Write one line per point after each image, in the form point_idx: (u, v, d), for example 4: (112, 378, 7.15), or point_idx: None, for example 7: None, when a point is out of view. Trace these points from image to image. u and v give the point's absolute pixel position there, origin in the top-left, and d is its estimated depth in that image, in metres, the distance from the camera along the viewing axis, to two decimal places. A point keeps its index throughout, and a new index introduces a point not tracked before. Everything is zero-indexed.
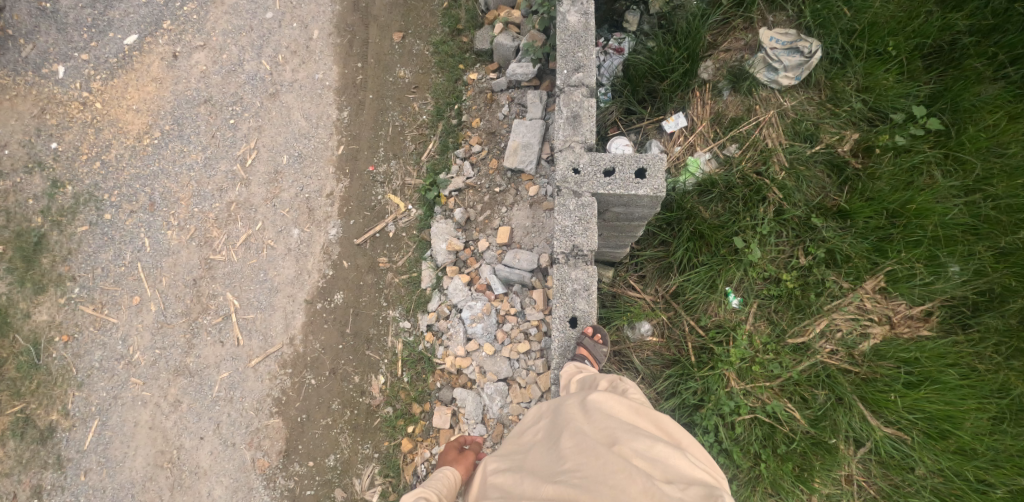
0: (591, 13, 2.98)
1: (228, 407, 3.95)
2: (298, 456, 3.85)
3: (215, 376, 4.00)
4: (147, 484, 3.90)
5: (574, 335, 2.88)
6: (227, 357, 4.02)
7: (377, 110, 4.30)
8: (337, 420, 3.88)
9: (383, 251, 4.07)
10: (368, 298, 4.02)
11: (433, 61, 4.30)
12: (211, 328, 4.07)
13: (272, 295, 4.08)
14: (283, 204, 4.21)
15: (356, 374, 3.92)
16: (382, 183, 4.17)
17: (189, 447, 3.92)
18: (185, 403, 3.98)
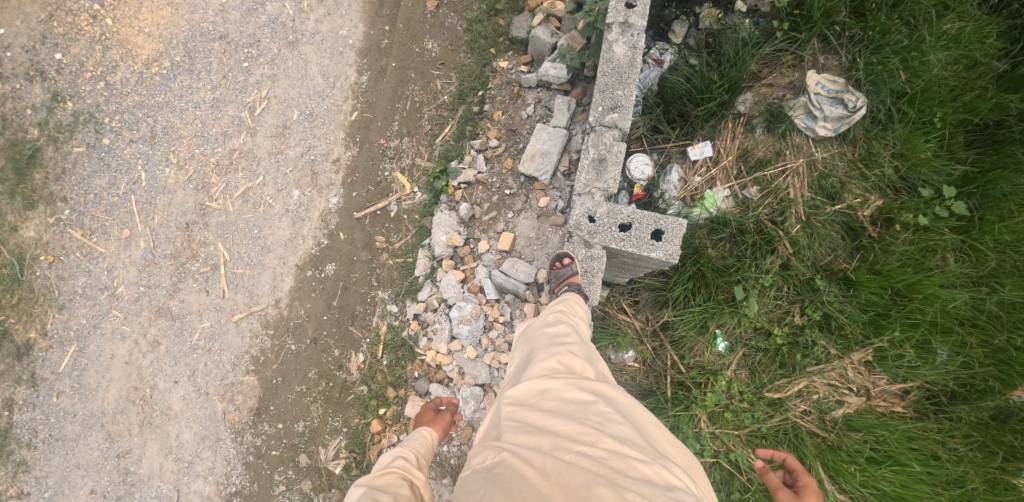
0: (640, 46, 2.86)
1: (206, 357, 3.96)
2: (269, 416, 3.88)
3: (197, 323, 3.99)
4: (117, 417, 3.93)
5: None
6: (211, 307, 4.00)
7: (398, 80, 4.13)
8: (311, 389, 3.89)
9: (382, 230, 4.01)
10: (360, 274, 3.99)
11: (464, 39, 4.12)
12: (198, 276, 4.03)
13: (264, 254, 4.03)
14: (287, 161, 4.10)
15: (336, 348, 3.92)
16: (392, 159, 4.08)
17: (162, 388, 3.94)
18: (164, 344, 3.98)
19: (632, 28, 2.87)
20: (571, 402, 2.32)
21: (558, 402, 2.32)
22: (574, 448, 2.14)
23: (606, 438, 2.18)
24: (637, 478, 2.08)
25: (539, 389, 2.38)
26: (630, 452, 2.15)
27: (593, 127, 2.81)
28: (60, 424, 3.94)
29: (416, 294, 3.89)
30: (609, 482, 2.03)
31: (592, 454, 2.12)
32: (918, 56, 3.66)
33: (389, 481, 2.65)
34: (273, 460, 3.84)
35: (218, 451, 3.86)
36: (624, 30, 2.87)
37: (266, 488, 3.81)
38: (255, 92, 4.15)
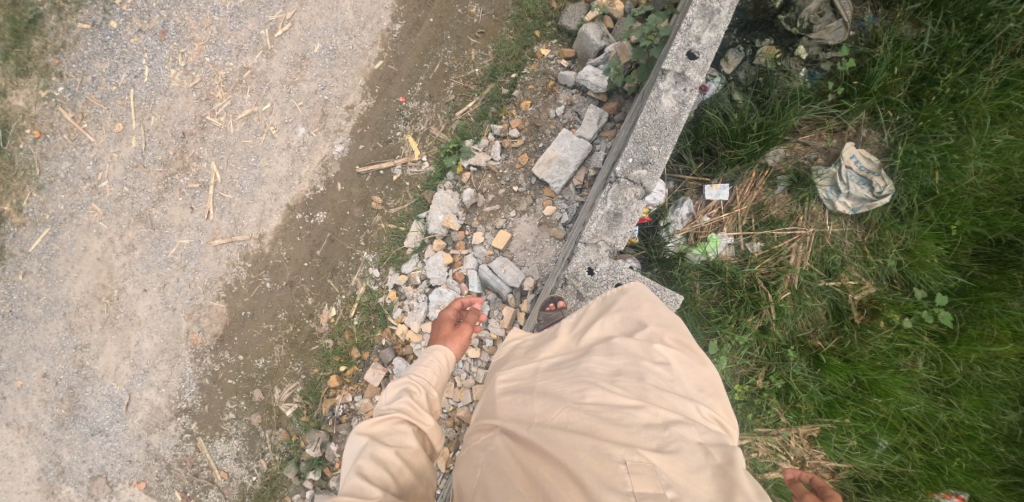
0: (689, 104, 2.82)
1: (179, 273, 3.91)
2: (231, 345, 3.88)
3: (175, 238, 3.92)
4: (80, 310, 3.88)
5: None
6: (192, 225, 3.93)
7: (430, 39, 3.97)
8: (278, 329, 3.90)
9: (381, 192, 3.94)
10: (351, 229, 3.93)
11: (509, 13, 3.95)
12: (185, 191, 3.93)
13: (257, 185, 3.95)
14: (298, 95, 3.97)
15: (310, 296, 3.90)
16: (407, 121, 3.98)
17: (130, 293, 3.89)
18: (139, 250, 3.91)
19: (687, 82, 2.82)
20: (561, 372, 2.43)
21: (546, 376, 2.44)
22: (566, 406, 2.25)
23: (594, 397, 2.26)
24: (629, 426, 2.17)
25: (530, 366, 2.52)
26: (619, 406, 2.22)
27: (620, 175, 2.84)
28: (22, 304, 3.88)
29: (400, 265, 3.86)
30: (595, 442, 2.12)
31: (580, 414, 2.21)
32: (958, 159, 3.54)
33: (389, 428, 2.30)
34: (227, 388, 3.87)
35: (175, 367, 3.87)
36: (678, 81, 2.83)
37: (215, 414, 3.85)
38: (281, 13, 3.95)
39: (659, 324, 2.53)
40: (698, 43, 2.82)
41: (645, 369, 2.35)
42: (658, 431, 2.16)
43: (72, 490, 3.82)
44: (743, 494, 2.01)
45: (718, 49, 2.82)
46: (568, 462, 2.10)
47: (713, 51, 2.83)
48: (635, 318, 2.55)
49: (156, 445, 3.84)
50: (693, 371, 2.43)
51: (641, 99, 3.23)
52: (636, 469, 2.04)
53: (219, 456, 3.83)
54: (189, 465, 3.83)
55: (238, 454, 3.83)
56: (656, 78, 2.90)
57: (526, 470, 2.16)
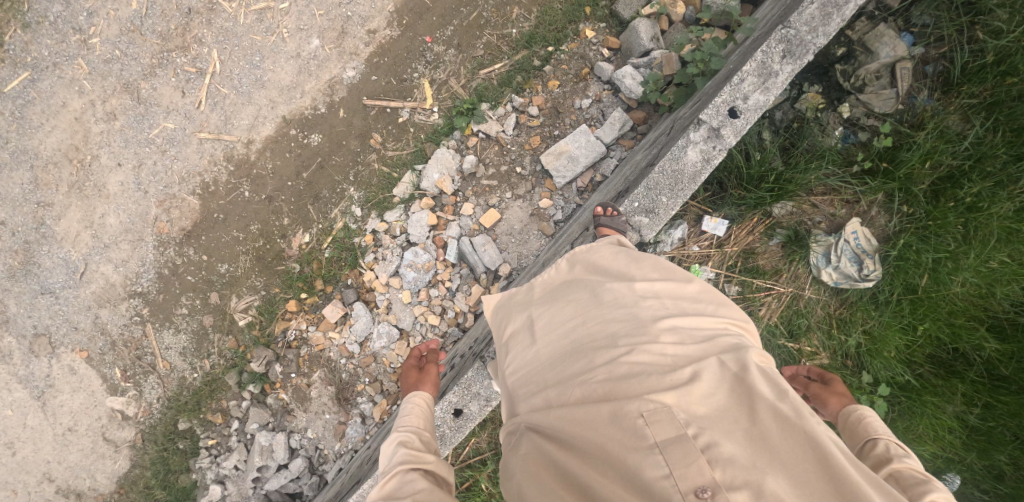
0: (714, 163, 2.70)
1: (158, 157, 3.84)
2: (198, 243, 3.92)
3: (160, 120, 3.81)
4: (49, 167, 3.78)
5: (448, 420, 2.98)
6: (181, 110, 3.81)
7: None
8: (248, 241, 3.91)
9: (383, 130, 3.82)
10: (342, 160, 3.85)
11: None
12: (180, 72, 3.77)
13: (256, 87, 3.81)
14: (321, 5, 3.78)
15: (287, 216, 3.88)
16: (427, 64, 3.81)
17: (103, 163, 3.82)
18: (120, 122, 3.79)
19: (719, 140, 2.69)
20: (550, 339, 2.32)
21: (535, 345, 2.35)
22: (570, 376, 2.13)
23: (592, 353, 2.16)
24: (634, 374, 2.03)
25: (518, 340, 2.43)
26: (614, 356, 2.11)
27: (618, 215, 2.76)
28: None
29: (383, 211, 3.80)
30: (607, 407, 1.98)
31: (584, 381, 2.09)
32: (951, 266, 3.53)
33: (401, 481, 2.19)
34: (185, 284, 3.95)
35: (137, 250, 3.91)
36: (710, 135, 2.69)
37: (169, 305, 3.96)
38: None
39: (637, 266, 2.46)
40: (744, 103, 2.66)
41: (633, 309, 2.26)
42: (666, 364, 2.05)
43: (13, 342, 3.92)
44: (760, 399, 1.92)
45: (762, 116, 2.67)
46: (584, 432, 1.98)
47: (755, 116, 2.68)
48: (610, 268, 2.48)
49: (106, 319, 3.95)
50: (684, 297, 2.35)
51: (664, 131, 3.09)
52: (654, 416, 1.89)
53: (165, 346, 3.98)
54: (133, 346, 3.97)
55: (183, 349, 3.99)
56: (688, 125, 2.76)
57: (553, 459, 2.03)
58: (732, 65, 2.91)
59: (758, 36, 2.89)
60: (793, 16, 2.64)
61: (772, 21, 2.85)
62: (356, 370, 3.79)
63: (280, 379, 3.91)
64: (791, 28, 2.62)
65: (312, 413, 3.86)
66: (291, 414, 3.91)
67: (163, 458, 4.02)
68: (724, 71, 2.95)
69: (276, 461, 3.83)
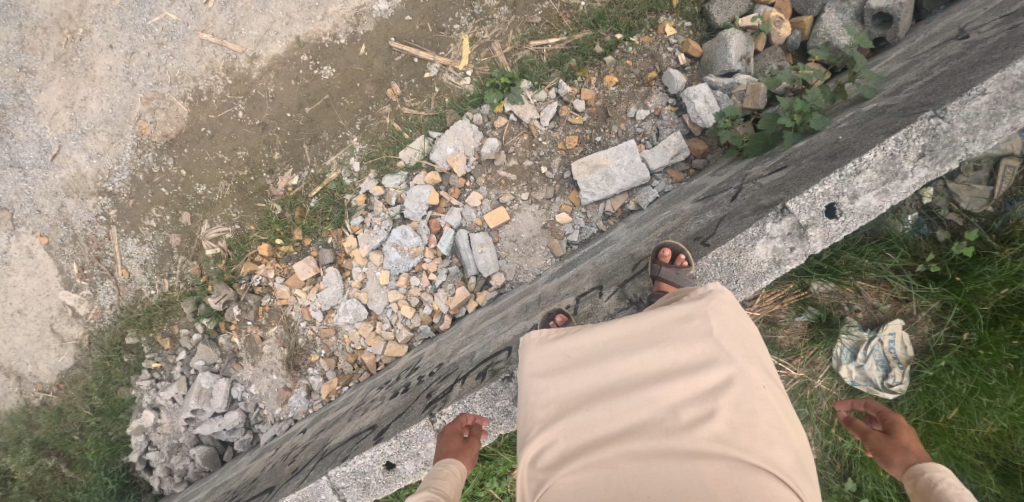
0: (784, 270, 2.16)
1: (154, 48, 3.91)
2: (178, 154, 3.97)
3: (161, 9, 3.87)
4: (38, 31, 3.88)
5: (377, 471, 2.38)
6: (188, 4, 3.85)
7: None
8: (231, 167, 3.90)
9: (404, 83, 3.45)
10: (352, 102, 3.54)
11: None
12: None
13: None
14: None
15: (278, 151, 3.75)
16: (473, 17, 3.35)
17: (93, 39, 3.90)
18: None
19: (801, 241, 2.14)
20: (608, 425, 1.90)
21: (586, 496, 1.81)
22: None
23: None
24: None
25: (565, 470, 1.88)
26: None
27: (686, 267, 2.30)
28: None
29: (382, 174, 3.43)
30: None
31: None
32: (999, 405, 2.83)
33: None
34: (158, 196, 4.00)
35: (114, 147, 3.98)
36: (792, 231, 2.14)
37: (138, 213, 4.02)
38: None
39: (746, 361, 1.94)
40: (849, 203, 2.09)
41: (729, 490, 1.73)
42: None
43: None
44: None
45: (865, 224, 2.11)
46: None
47: (856, 222, 2.11)
48: (706, 347, 1.96)
49: (71, 209, 4.02)
50: (793, 435, 1.89)
51: (726, 188, 2.50)
52: None
53: (128, 254, 4.05)
54: (93, 245, 4.05)
55: (145, 261, 4.05)
56: (765, 206, 2.19)
57: None
58: (838, 136, 2.30)
59: (883, 107, 2.28)
60: (952, 103, 2.02)
61: (910, 93, 2.23)
62: (314, 337, 3.66)
63: (236, 321, 3.87)
64: (945, 120, 2.02)
65: (259, 369, 3.78)
66: (239, 363, 3.86)
67: (106, 367, 4.06)
68: (823, 139, 2.36)
69: (212, 408, 3.80)
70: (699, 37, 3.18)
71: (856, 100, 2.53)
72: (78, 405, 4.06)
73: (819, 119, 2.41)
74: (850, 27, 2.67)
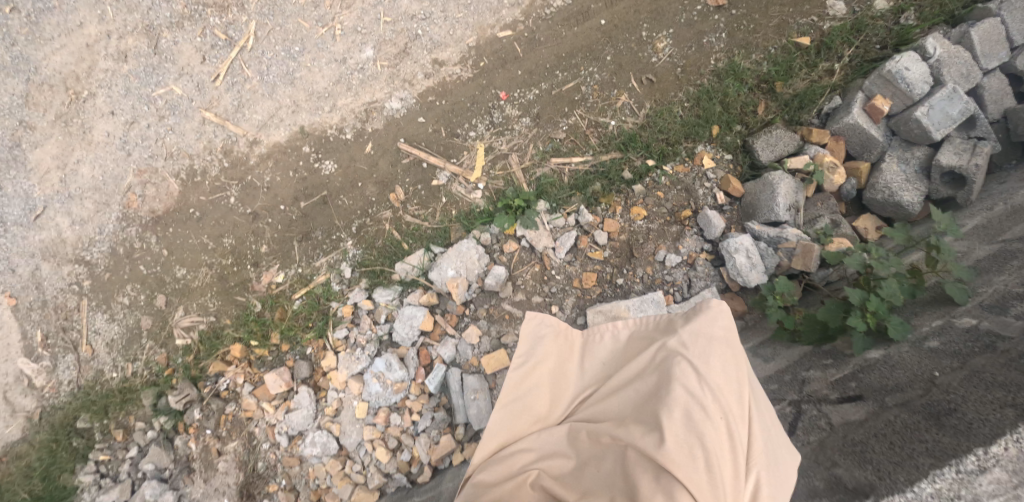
0: None
1: (154, 119, 3.62)
2: (162, 233, 3.63)
3: (167, 78, 3.60)
4: (43, 87, 3.62)
5: None
6: (196, 74, 3.58)
7: (580, 49, 3.08)
8: (214, 253, 3.56)
9: (409, 188, 3.15)
10: (351, 203, 3.24)
11: (692, 92, 3.02)
12: (211, 35, 3.56)
13: (283, 83, 3.42)
14: (392, 14, 3.24)
15: (266, 244, 3.43)
16: (492, 126, 3.09)
17: (97, 102, 3.63)
18: (129, 66, 3.61)
19: None
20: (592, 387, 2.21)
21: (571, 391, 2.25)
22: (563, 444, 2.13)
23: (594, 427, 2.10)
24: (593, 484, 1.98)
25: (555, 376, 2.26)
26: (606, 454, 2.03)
27: None
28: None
29: (374, 285, 3.11)
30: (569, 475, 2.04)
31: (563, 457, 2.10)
32: None
33: None
34: (135, 274, 3.65)
35: (98, 215, 3.66)
36: None
37: (113, 288, 3.67)
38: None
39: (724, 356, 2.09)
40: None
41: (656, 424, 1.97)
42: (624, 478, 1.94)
43: None
44: None
45: None
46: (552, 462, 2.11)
47: None
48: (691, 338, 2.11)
49: (43, 273, 3.67)
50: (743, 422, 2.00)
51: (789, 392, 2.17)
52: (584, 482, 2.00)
53: (94, 329, 3.66)
54: (61, 314, 3.67)
55: (112, 340, 3.66)
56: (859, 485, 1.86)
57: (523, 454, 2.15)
58: (934, 371, 2.01)
59: (988, 332, 2.01)
60: None
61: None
62: (276, 464, 3.24)
63: (195, 426, 3.41)
64: None
65: (210, 487, 3.29)
66: (189, 475, 3.37)
67: (51, 450, 3.59)
68: (918, 368, 2.06)
69: None
70: (738, 167, 2.94)
71: (940, 296, 2.29)
72: (16, 486, 3.60)
73: (900, 326, 2.19)
74: (932, 208, 2.35)
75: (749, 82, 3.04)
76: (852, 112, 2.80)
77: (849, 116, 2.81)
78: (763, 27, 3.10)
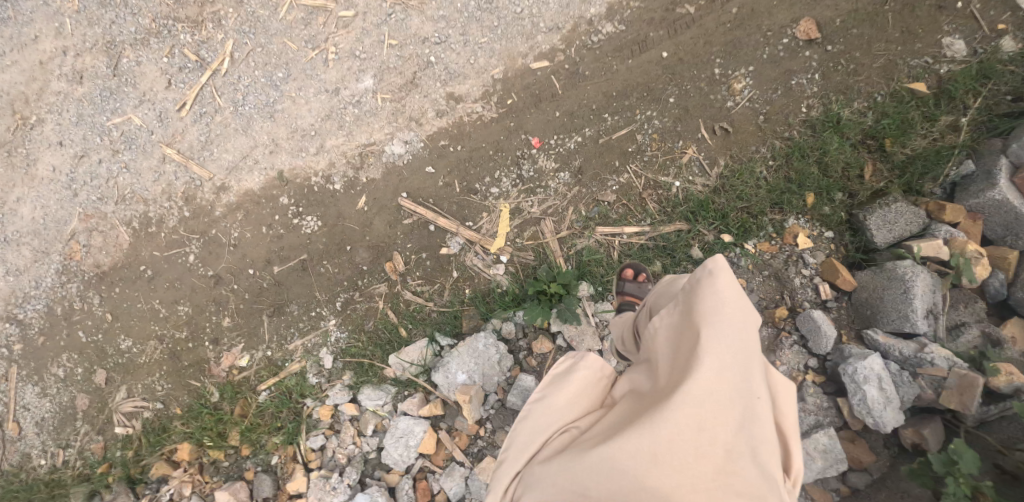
0: None
1: (109, 153, 2.87)
2: (107, 293, 2.88)
3: (128, 104, 2.85)
4: None
5: None
6: (157, 99, 2.85)
7: (637, 87, 2.41)
8: (167, 324, 2.84)
9: (408, 255, 2.47)
10: (334, 272, 2.57)
11: (777, 150, 2.35)
12: (178, 53, 2.83)
13: (261, 118, 2.75)
14: (399, 36, 2.59)
15: (230, 317, 2.75)
16: (520, 181, 2.43)
17: (42, 128, 2.86)
18: (83, 90, 2.84)
19: None
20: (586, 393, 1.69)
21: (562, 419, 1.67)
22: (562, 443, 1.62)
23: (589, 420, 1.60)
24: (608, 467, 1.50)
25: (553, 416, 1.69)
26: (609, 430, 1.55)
27: None
28: None
29: (360, 383, 2.48)
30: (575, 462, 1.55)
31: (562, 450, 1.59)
32: None
33: None
34: (73, 342, 2.87)
35: (32, 266, 2.88)
36: None
37: (48, 354, 2.88)
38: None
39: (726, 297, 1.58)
40: None
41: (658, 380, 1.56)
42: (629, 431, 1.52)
43: None
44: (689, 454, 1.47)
45: None
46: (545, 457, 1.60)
47: None
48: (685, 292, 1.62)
49: None
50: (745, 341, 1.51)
51: None
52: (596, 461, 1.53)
53: (23, 405, 2.87)
54: None
55: (43, 418, 2.86)
56: None
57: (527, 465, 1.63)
58: None
59: None
60: None
61: None
62: None
63: None
64: None
65: None
66: None
67: None
68: None
69: None
70: (843, 247, 2.31)
71: None
72: None
73: None
74: None
75: (852, 137, 2.36)
76: (999, 188, 2.15)
77: (996, 193, 2.16)
78: (866, 68, 2.41)
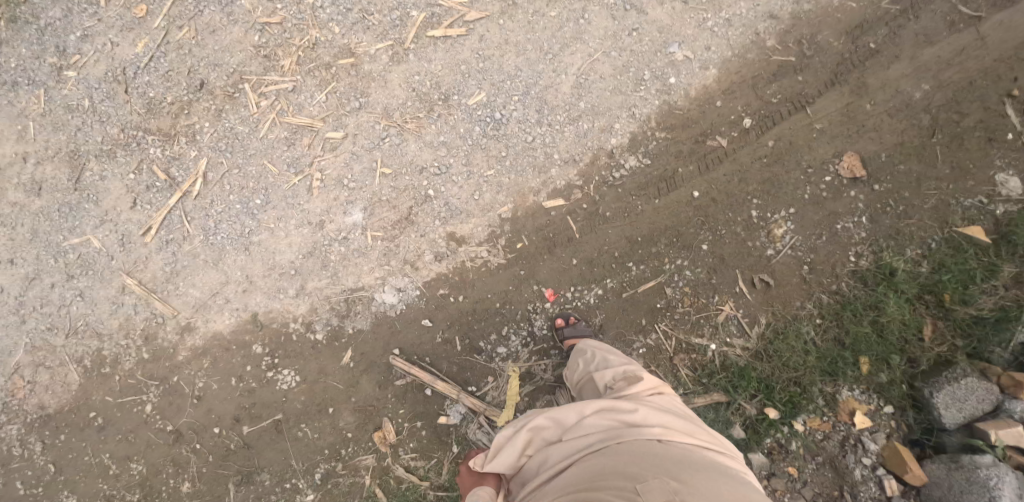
0: None
1: (60, 276, 2.48)
2: (49, 442, 2.44)
3: (85, 221, 2.49)
4: None
5: None
6: (122, 219, 2.51)
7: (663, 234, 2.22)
8: (115, 482, 2.42)
9: (404, 421, 2.27)
10: (317, 436, 2.31)
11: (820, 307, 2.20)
12: (146, 170, 2.52)
13: (234, 249, 2.42)
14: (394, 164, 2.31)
15: (189, 481, 2.37)
16: (530, 340, 2.25)
17: None
18: (40, 204, 2.50)
19: None
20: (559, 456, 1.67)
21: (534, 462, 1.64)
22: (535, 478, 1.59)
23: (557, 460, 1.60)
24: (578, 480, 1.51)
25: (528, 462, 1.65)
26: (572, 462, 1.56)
27: None
28: None
29: None
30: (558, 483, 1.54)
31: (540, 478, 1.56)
32: None
33: None
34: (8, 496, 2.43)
35: None
36: None
37: None
38: (456, 23, 2.37)
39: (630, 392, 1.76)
40: None
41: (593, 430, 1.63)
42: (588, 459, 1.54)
43: None
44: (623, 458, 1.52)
45: None
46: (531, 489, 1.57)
47: None
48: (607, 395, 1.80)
49: None
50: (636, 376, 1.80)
51: None
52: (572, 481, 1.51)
53: None
54: None
55: None
56: None
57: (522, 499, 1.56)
58: None
59: None
60: None
61: None
62: None
63: None
64: None
65: None
66: None
67: None
68: None
69: None
70: (906, 425, 2.15)
71: None
72: None
73: None
74: None
75: (908, 291, 2.18)
76: None
77: None
78: (918, 207, 2.30)
